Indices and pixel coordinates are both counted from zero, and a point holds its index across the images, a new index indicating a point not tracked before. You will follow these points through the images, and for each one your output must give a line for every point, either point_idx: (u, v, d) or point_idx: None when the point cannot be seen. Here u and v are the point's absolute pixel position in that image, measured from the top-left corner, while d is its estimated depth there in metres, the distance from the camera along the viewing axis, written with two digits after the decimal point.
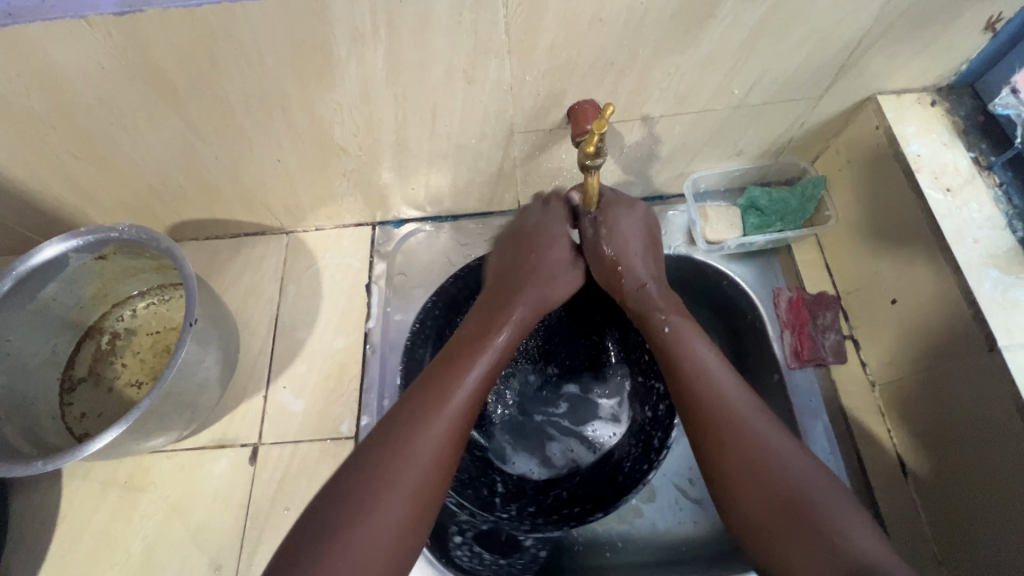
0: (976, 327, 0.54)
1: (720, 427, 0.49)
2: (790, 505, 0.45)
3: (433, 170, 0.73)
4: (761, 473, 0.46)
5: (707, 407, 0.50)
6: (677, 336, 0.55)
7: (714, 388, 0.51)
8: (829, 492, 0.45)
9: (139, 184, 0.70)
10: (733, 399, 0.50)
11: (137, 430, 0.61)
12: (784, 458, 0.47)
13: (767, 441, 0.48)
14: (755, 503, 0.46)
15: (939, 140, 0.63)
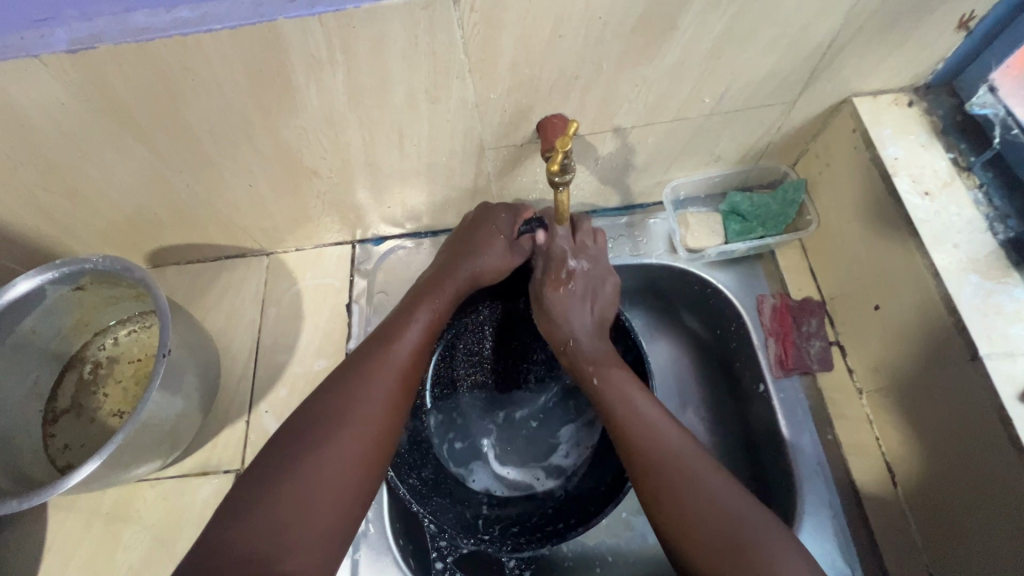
0: (959, 334, 0.53)
1: (658, 476, 0.49)
2: (729, 538, 0.45)
3: (407, 188, 0.73)
4: (698, 503, 0.47)
5: (649, 460, 0.50)
6: (608, 381, 0.56)
7: (649, 429, 0.52)
8: (759, 523, 0.46)
9: (114, 213, 0.70)
10: (669, 438, 0.51)
11: (115, 462, 0.61)
12: (718, 491, 0.47)
13: (701, 478, 0.48)
14: (700, 541, 0.46)
15: (917, 142, 0.61)
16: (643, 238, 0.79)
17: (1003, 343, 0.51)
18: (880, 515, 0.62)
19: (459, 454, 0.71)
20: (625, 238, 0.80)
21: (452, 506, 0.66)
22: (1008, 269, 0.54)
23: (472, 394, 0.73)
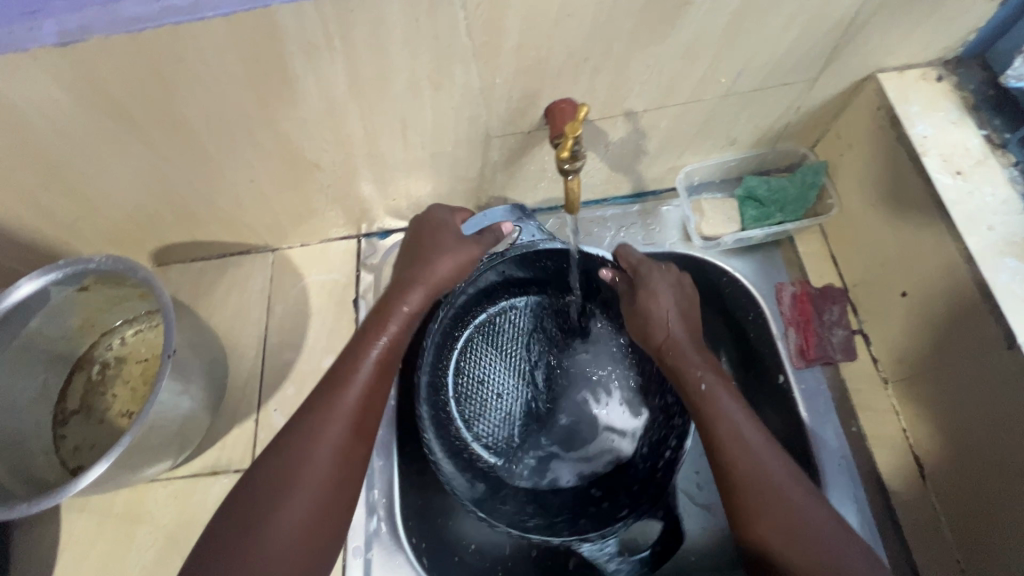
0: (994, 322, 0.50)
1: (756, 499, 0.50)
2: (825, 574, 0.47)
3: (412, 180, 0.71)
4: (803, 534, 0.48)
5: (755, 485, 0.50)
6: (711, 394, 0.54)
7: (752, 457, 0.51)
8: (850, 553, 0.47)
9: (115, 212, 0.69)
10: (771, 468, 0.51)
11: (124, 464, 0.60)
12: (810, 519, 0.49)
13: (797, 506, 0.49)
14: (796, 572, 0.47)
15: (948, 119, 0.58)
16: (656, 226, 0.77)
17: None
18: (908, 509, 0.60)
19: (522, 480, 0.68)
20: (637, 227, 0.78)
21: (561, 521, 0.65)
22: None
23: (496, 414, 0.70)
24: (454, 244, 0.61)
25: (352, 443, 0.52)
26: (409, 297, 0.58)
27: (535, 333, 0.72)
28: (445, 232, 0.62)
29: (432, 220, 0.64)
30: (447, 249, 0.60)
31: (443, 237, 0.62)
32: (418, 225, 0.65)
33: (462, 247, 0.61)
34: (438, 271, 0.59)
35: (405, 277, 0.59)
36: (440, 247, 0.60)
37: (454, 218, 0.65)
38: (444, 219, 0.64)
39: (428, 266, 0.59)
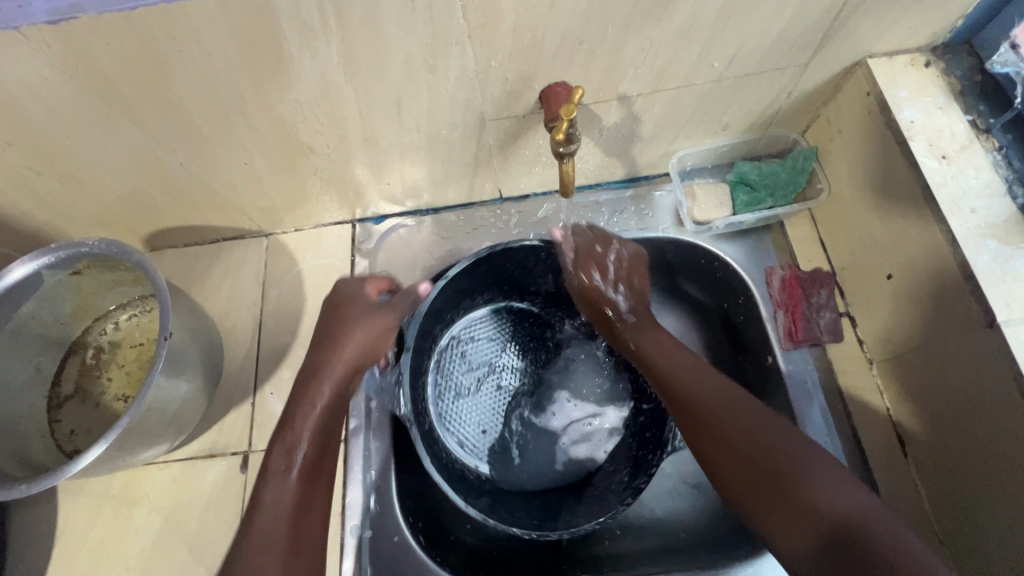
0: (975, 301, 0.52)
1: (702, 417, 0.55)
2: (768, 471, 0.50)
3: (406, 164, 0.71)
4: (736, 441, 0.52)
5: (685, 400, 0.57)
6: (641, 347, 0.63)
7: (683, 382, 0.58)
8: (806, 457, 0.49)
9: (107, 195, 0.69)
10: (709, 387, 0.57)
11: (121, 446, 0.61)
12: (757, 427, 0.52)
13: (741, 415, 0.54)
14: (735, 476, 0.52)
15: (935, 104, 0.59)
16: (648, 211, 0.78)
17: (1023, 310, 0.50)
18: (891, 485, 0.62)
19: (579, 462, 0.71)
20: (630, 212, 0.78)
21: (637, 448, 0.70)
22: None
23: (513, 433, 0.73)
24: (354, 323, 0.63)
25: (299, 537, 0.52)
26: (323, 388, 0.59)
27: (486, 351, 0.76)
28: (345, 313, 0.64)
29: (337, 303, 0.65)
30: (352, 328, 0.62)
31: (344, 320, 0.63)
32: (327, 313, 0.66)
33: (362, 323, 0.62)
34: (342, 351, 0.61)
35: (314, 377, 0.60)
36: (342, 333, 0.62)
37: (356, 288, 0.66)
38: (340, 302, 0.65)
39: (330, 359, 0.61)
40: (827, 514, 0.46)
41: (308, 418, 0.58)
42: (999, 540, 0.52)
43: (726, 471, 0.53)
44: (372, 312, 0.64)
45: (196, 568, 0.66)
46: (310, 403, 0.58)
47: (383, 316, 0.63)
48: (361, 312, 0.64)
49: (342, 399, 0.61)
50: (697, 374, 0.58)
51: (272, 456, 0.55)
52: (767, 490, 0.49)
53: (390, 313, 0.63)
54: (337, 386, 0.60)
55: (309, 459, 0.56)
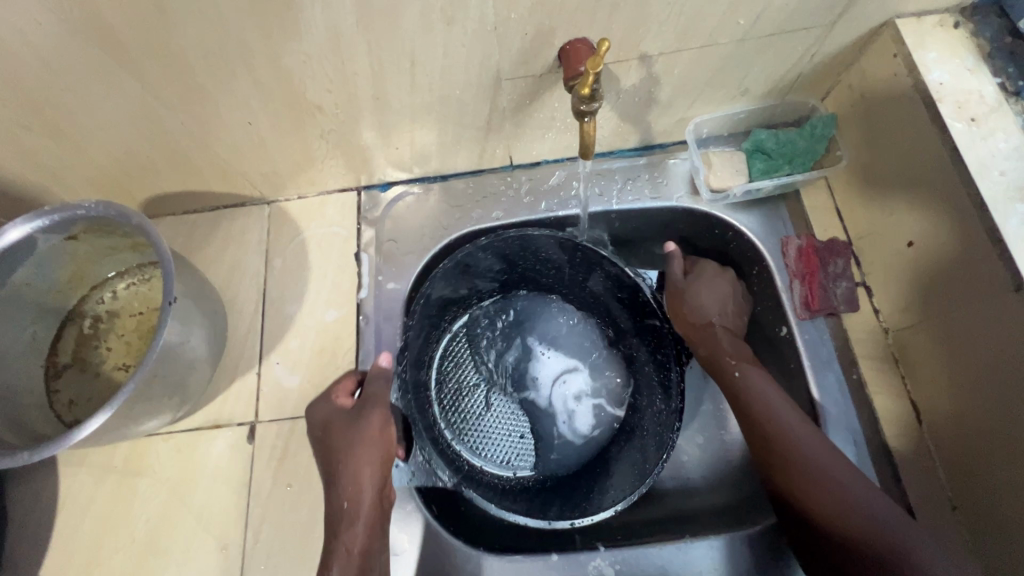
0: (1001, 266, 0.51)
1: (790, 460, 0.57)
2: (860, 536, 0.53)
3: (417, 127, 0.69)
4: (825, 487, 0.55)
5: (786, 456, 0.58)
6: (746, 380, 0.63)
7: (782, 427, 0.59)
8: (890, 516, 0.54)
9: (103, 156, 0.66)
10: (803, 442, 0.58)
11: (125, 415, 0.59)
12: (844, 482, 0.55)
13: (834, 474, 0.56)
14: (830, 526, 0.54)
15: (963, 66, 0.57)
16: (662, 180, 0.76)
17: None
18: (905, 452, 0.62)
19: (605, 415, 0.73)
20: (643, 180, 0.77)
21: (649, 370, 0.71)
22: None
23: (536, 429, 0.73)
24: (350, 440, 0.59)
25: None
26: (359, 515, 0.57)
27: (470, 366, 0.75)
28: (334, 427, 0.61)
29: (320, 432, 0.62)
30: (350, 446, 0.59)
31: (336, 441, 0.60)
32: (319, 449, 0.62)
33: (356, 437, 0.59)
34: (355, 477, 0.58)
35: (342, 510, 0.57)
36: (342, 452, 0.59)
37: (329, 409, 0.64)
38: (324, 426, 0.62)
39: (352, 482, 0.58)
40: (920, 573, 0.50)
41: (346, 566, 0.53)
42: (1014, 504, 0.52)
43: (838, 524, 0.54)
44: (359, 423, 0.61)
45: (203, 539, 0.65)
46: (343, 547, 0.55)
47: (371, 424, 0.60)
48: (349, 425, 0.61)
49: (377, 527, 0.57)
50: (802, 436, 0.58)
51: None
52: (866, 547, 0.53)
53: (375, 409, 0.61)
54: (372, 508, 0.57)
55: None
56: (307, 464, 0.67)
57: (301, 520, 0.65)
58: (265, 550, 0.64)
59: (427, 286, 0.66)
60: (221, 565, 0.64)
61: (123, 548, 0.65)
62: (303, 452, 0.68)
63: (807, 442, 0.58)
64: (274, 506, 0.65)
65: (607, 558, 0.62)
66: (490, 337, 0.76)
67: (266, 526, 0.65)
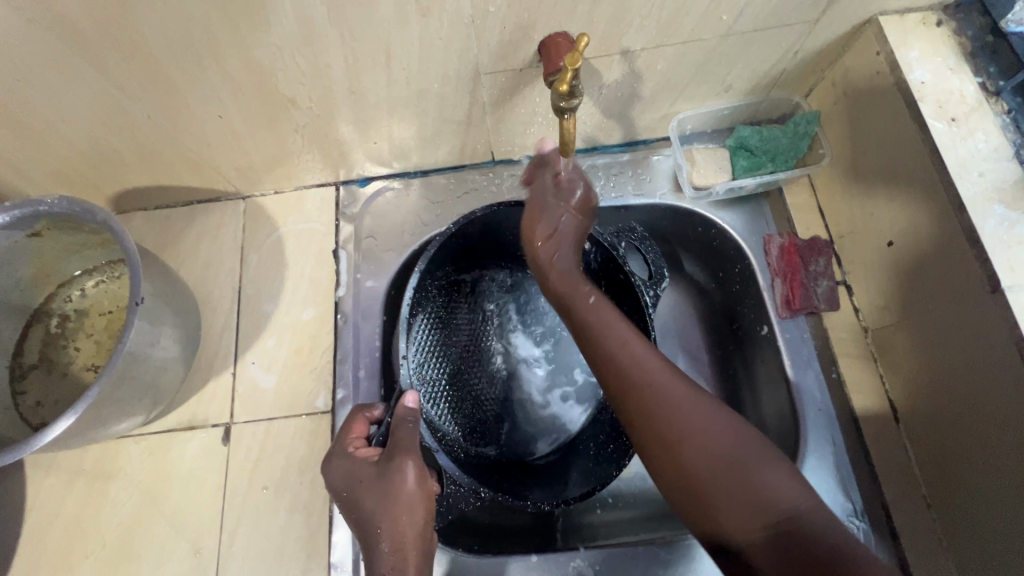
0: (978, 267, 0.51)
1: (645, 400, 0.45)
2: (715, 471, 0.43)
3: (395, 122, 0.67)
4: (676, 419, 0.44)
5: (635, 386, 0.46)
6: (598, 311, 0.51)
7: (635, 358, 0.47)
8: (745, 443, 0.44)
9: (67, 149, 0.63)
10: (648, 364, 0.47)
11: (92, 418, 0.57)
12: (694, 414, 0.44)
13: (676, 405, 0.45)
14: (681, 471, 0.43)
15: (945, 65, 0.57)
16: (646, 176, 0.76)
17: None
18: (882, 450, 0.63)
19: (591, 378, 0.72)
20: (626, 176, 0.76)
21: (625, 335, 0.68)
22: None
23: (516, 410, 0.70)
24: (383, 500, 0.51)
25: None
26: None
27: (443, 359, 0.68)
28: (364, 487, 0.52)
29: (346, 494, 0.53)
30: (385, 507, 0.50)
31: (367, 505, 0.51)
32: (348, 512, 0.53)
33: (391, 498, 0.50)
34: (393, 540, 0.50)
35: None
36: (377, 516, 0.50)
37: (349, 466, 0.53)
38: (350, 487, 0.52)
39: (388, 526, 0.50)
40: (780, 509, 0.41)
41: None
42: (986, 504, 0.53)
43: (676, 466, 0.44)
44: (384, 474, 0.52)
45: (177, 542, 0.63)
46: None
47: (405, 483, 0.51)
48: (380, 486, 0.51)
49: None
50: (650, 365, 0.47)
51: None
52: (712, 483, 0.42)
53: (405, 462, 0.51)
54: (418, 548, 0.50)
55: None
56: (284, 465, 0.66)
57: (277, 523, 0.64)
58: (241, 553, 0.63)
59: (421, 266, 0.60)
60: (195, 569, 0.62)
61: (94, 553, 0.63)
62: (280, 453, 0.66)
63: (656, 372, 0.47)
64: (250, 509, 0.64)
65: (588, 559, 0.62)
66: (456, 327, 0.69)
67: (242, 528, 0.64)
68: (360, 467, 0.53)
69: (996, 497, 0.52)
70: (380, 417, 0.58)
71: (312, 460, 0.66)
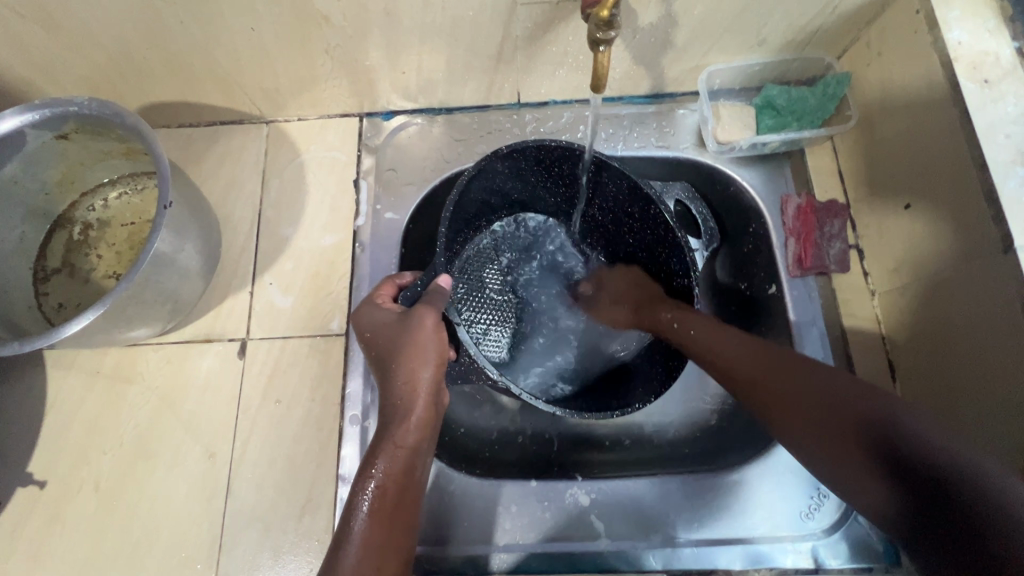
0: (994, 226, 0.52)
1: (767, 388, 0.51)
2: (847, 408, 0.45)
3: (425, 50, 0.66)
4: (806, 381, 0.49)
5: (743, 377, 0.53)
6: (688, 327, 0.58)
7: (725, 354, 0.54)
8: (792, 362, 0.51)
9: (97, 53, 0.63)
10: (758, 365, 0.52)
11: (116, 317, 0.58)
12: (821, 374, 0.49)
13: (798, 370, 0.50)
14: (789, 405, 0.49)
15: (984, 27, 0.56)
16: (670, 129, 0.76)
17: None
18: None
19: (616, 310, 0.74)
20: (650, 128, 0.76)
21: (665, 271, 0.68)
22: None
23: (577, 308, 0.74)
24: (402, 340, 0.55)
25: (410, 497, 0.52)
26: (412, 412, 0.55)
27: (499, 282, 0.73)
28: (386, 329, 0.57)
29: (370, 334, 0.58)
30: (402, 348, 0.55)
31: (386, 344, 0.56)
32: (370, 350, 0.58)
33: (413, 335, 0.54)
34: (407, 374, 0.55)
35: (395, 409, 0.55)
36: (395, 353, 0.55)
37: (376, 313, 0.59)
38: (373, 327, 0.58)
39: (405, 358, 0.54)
40: (933, 456, 0.40)
41: (392, 460, 0.52)
42: None
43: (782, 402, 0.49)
44: (406, 317, 0.56)
45: (192, 446, 0.66)
46: (391, 444, 0.53)
47: (423, 328, 0.54)
48: (400, 328, 0.55)
49: (430, 426, 0.55)
50: (755, 362, 0.53)
51: (358, 499, 0.50)
52: (834, 419, 0.46)
53: (425, 311, 0.55)
54: (428, 390, 0.55)
55: (397, 495, 0.51)
56: (298, 381, 0.68)
57: (289, 434, 0.66)
58: (253, 460, 0.65)
59: (451, 200, 0.61)
60: (209, 472, 0.65)
61: (112, 450, 0.66)
62: (293, 370, 0.68)
63: (786, 367, 0.51)
64: (262, 420, 0.67)
65: (585, 488, 0.64)
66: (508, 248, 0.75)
67: (254, 436, 0.66)
68: (382, 313, 0.58)
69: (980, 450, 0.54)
70: (408, 283, 0.63)
71: (325, 377, 0.68)
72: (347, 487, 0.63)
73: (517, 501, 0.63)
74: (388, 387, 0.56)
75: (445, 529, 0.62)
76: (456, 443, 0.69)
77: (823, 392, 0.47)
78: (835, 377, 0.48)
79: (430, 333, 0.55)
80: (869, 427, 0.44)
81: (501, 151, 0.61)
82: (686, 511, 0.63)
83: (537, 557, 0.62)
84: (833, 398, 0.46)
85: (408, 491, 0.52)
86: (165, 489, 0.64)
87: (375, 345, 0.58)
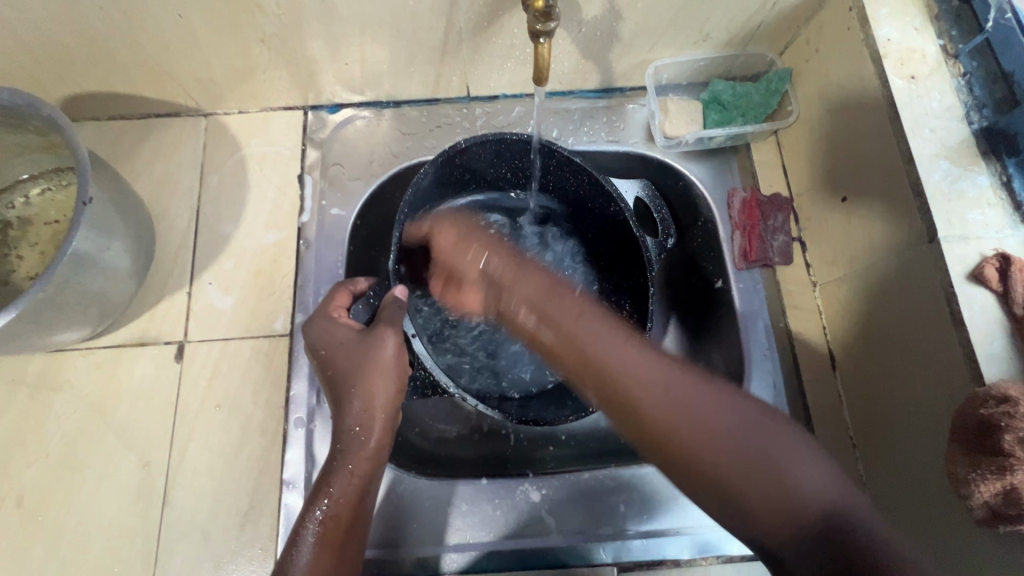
0: (920, 219, 0.53)
1: (640, 380, 0.43)
2: (756, 452, 0.41)
3: (367, 41, 0.65)
4: (695, 404, 0.42)
5: (587, 366, 0.45)
6: (547, 315, 0.47)
7: (608, 348, 0.45)
8: (686, 382, 0.43)
9: (10, 40, 0.59)
10: (639, 375, 0.44)
11: (34, 322, 0.55)
12: (716, 413, 0.42)
13: (702, 400, 0.42)
14: (722, 456, 0.41)
15: (911, 25, 0.58)
16: (620, 124, 0.76)
17: (961, 226, 0.52)
18: (817, 394, 0.67)
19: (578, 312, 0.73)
20: (601, 122, 0.76)
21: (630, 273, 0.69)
22: (978, 157, 0.54)
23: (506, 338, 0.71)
24: (362, 364, 0.55)
25: (361, 520, 0.53)
26: (369, 438, 0.54)
27: None
28: (343, 350, 0.55)
29: (323, 352, 0.56)
30: (360, 371, 0.54)
31: (344, 367, 0.55)
32: (322, 368, 0.56)
33: (371, 363, 0.54)
34: (364, 400, 0.55)
35: (351, 435, 0.54)
36: (353, 376, 0.55)
37: (331, 327, 0.57)
38: (326, 345, 0.56)
39: (363, 384, 0.54)
40: (811, 502, 0.39)
41: (346, 486, 0.53)
42: (901, 442, 0.57)
43: (711, 464, 0.41)
44: (366, 341, 0.55)
45: (125, 455, 0.62)
46: (346, 471, 0.53)
47: (385, 352, 0.55)
48: (359, 351, 0.55)
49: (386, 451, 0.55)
50: (642, 374, 0.44)
51: (306, 526, 0.50)
52: (754, 460, 0.41)
53: (388, 334, 0.55)
54: (385, 415, 0.55)
55: (351, 519, 0.52)
56: (239, 384, 0.65)
57: (231, 440, 0.63)
58: (192, 468, 0.62)
59: (406, 199, 0.59)
60: (144, 482, 0.62)
61: (36, 463, 0.62)
62: (235, 372, 0.66)
63: (619, 358, 0.44)
64: (202, 425, 0.64)
65: (536, 484, 0.64)
66: None
67: (193, 443, 0.63)
68: (337, 329, 0.57)
69: (910, 434, 0.56)
70: (364, 291, 0.61)
71: (269, 380, 0.66)
72: (293, 492, 0.61)
73: (468, 501, 0.63)
74: (340, 407, 0.55)
75: (392, 531, 0.61)
76: (406, 446, 0.67)
77: (733, 434, 0.41)
78: (757, 412, 0.43)
79: (389, 362, 0.55)
80: (767, 460, 0.40)
81: (458, 146, 0.61)
82: (637, 505, 0.63)
83: (487, 556, 0.61)
84: (758, 453, 0.41)
85: (360, 516, 0.53)
86: (95, 503, 0.61)
87: (332, 361, 0.56)
